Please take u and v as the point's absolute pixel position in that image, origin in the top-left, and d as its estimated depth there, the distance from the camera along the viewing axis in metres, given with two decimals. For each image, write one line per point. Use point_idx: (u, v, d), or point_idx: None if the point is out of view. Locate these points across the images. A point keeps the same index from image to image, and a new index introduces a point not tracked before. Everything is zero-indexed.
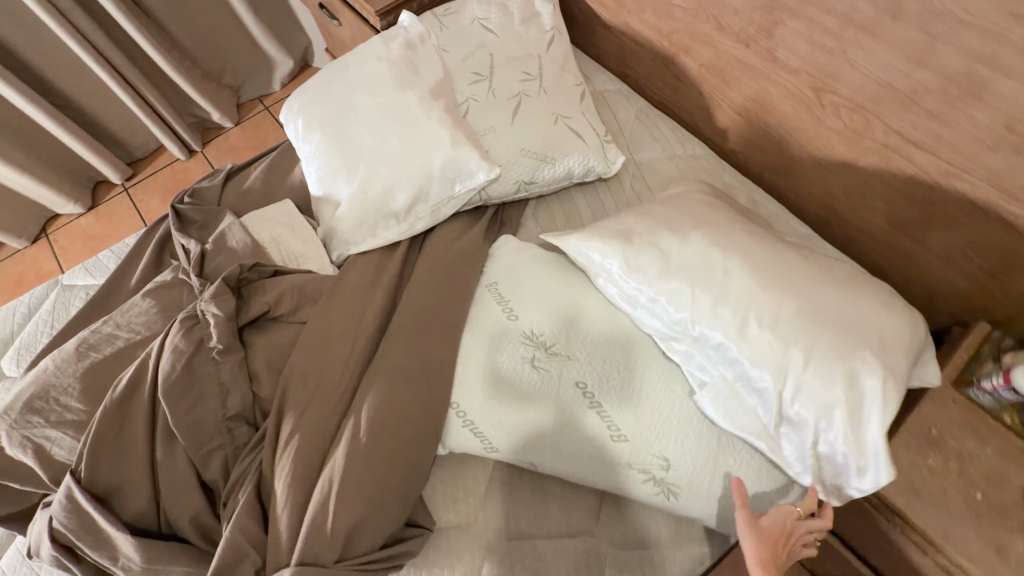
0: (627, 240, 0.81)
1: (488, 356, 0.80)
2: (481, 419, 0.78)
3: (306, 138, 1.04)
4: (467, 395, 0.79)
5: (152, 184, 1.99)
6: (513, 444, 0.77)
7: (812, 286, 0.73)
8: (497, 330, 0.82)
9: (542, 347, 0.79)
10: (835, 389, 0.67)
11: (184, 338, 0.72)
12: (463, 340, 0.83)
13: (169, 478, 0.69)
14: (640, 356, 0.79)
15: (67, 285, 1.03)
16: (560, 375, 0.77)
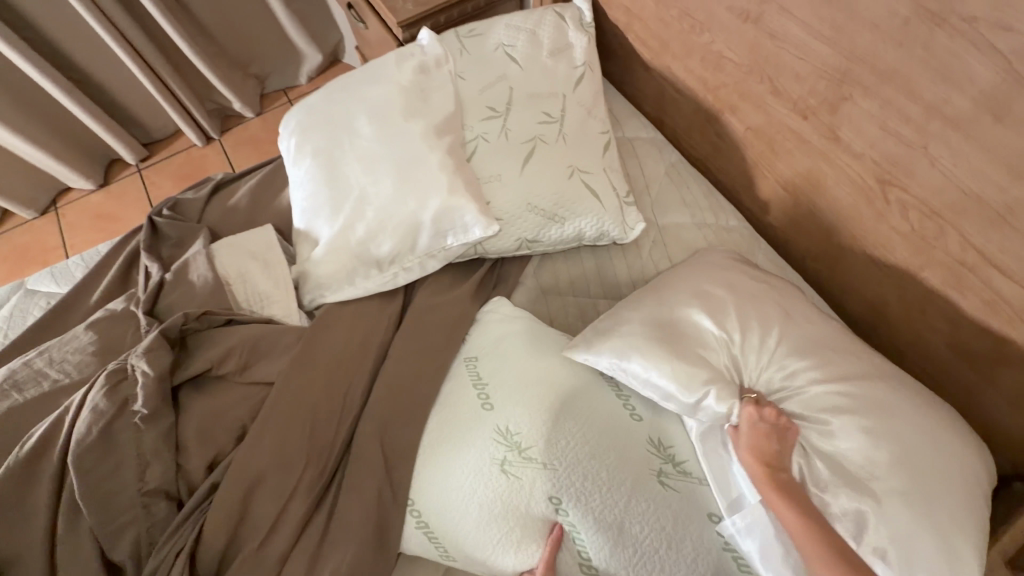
0: (673, 333, 0.71)
1: (454, 447, 0.69)
2: (438, 524, 0.67)
3: (296, 161, 0.95)
4: (426, 492, 0.69)
5: (165, 168, 1.95)
6: (472, 558, 0.67)
7: (897, 412, 0.63)
8: (468, 418, 0.70)
9: (514, 449, 0.66)
10: (926, 554, 0.57)
11: (106, 398, 0.64)
12: (430, 425, 0.72)
13: (66, 560, 0.61)
14: (631, 473, 0.66)
15: (31, 290, 0.97)
16: (531, 487, 0.65)
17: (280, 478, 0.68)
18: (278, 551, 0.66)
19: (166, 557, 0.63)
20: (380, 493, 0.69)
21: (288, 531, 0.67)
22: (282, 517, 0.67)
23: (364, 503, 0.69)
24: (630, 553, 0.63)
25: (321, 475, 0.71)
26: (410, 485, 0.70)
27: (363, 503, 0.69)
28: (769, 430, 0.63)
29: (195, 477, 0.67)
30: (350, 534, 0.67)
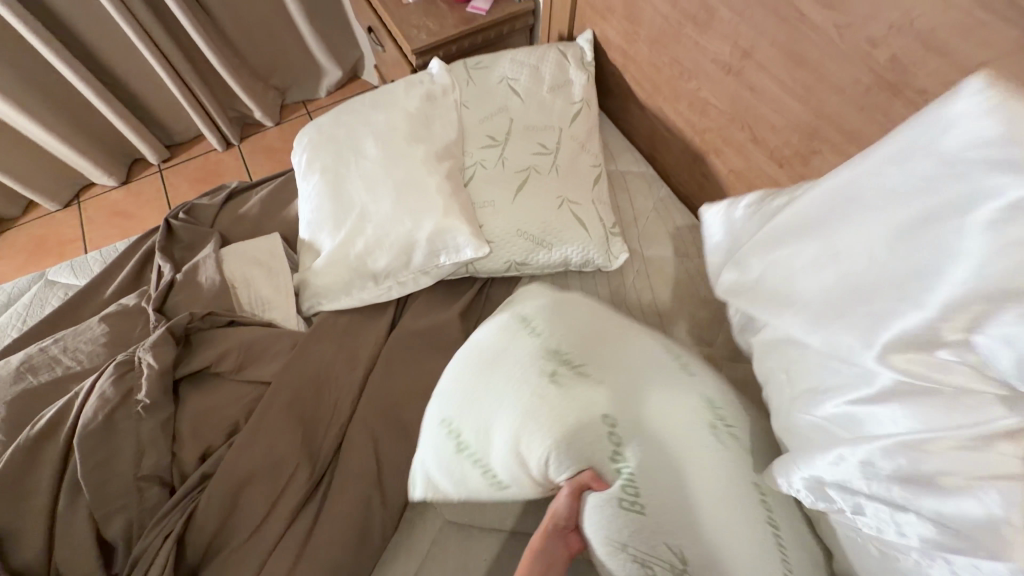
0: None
1: (503, 355, 0.68)
2: (480, 433, 0.65)
3: (306, 176, 1.02)
4: (463, 402, 0.67)
5: (184, 170, 2.04)
6: (510, 470, 0.63)
7: None
8: (513, 344, 0.69)
9: (566, 364, 0.65)
10: None
11: (113, 386, 0.70)
12: (469, 353, 0.72)
13: (65, 534, 0.66)
14: (685, 416, 0.61)
15: (52, 280, 1.04)
16: (582, 398, 0.62)
17: (269, 475, 0.73)
18: (259, 543, 0.70)
19: (155, 540, 0.68)
20: (363, 497, 0.74)
21: (275, 526, 0.71)
22: (270, 511, 0.72)
23: (345, 503, 0.73)
24: (687, 489, 0.56)
25: (311, 475, 0.75)
26: (453, 400, 0.68)
27: (344, 503, 0.73)
28: None
29: (188, 466, 0.72)
30: (330, 534, 0.71)
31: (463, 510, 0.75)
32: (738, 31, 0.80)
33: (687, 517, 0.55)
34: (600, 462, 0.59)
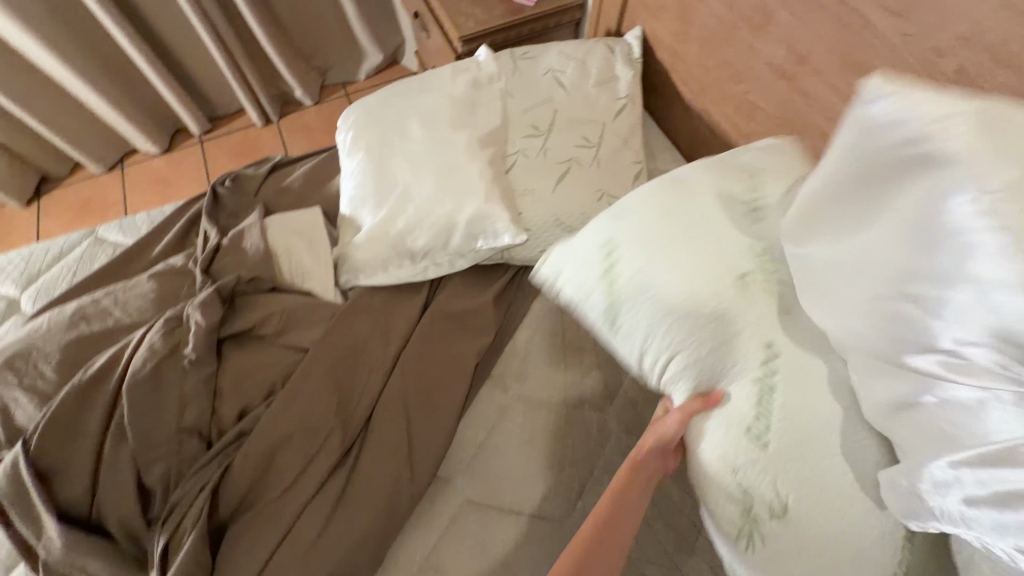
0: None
1: (706, 208, 0.66)
2: (631, 278, 0.65)
3: (350, 153, 1.04)
4: (644, 243, 0.65)
5: (224, 142, 2.09)
6: (640, 328, 0.63)
7: None
8: (721, 217, 0.65)
9: (766, 268, 0.61)
10: None
11: (162, 339, 0.72)
12: (665, 201, 0.68)
13: (108, 476, 0.69)
14: None
15: (100, 238, 1.08)
16: (757, 305, 0.59)
17: (302, 439, 0.76)
18: (290, 502, 0.74)
19: (191, 490, 0.71)
20: (392, 468, 0.79)
21: (308, 488, 0.75)
22: (304, 473, 0.76)
23: (375, 473, 0.79)
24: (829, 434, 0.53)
25: (343, 444, 0.79)
26: (628, 237, 0.67)
27: (374, 474, 0.79)
28: None
29: (226, 423, 0.74)
30: (360, 500, 0.76)
31: (484, 488, 0.83)
32: (795, 34, 0.79)
33: (812, 452, 0.53)
34: (734, 382, 0.58)
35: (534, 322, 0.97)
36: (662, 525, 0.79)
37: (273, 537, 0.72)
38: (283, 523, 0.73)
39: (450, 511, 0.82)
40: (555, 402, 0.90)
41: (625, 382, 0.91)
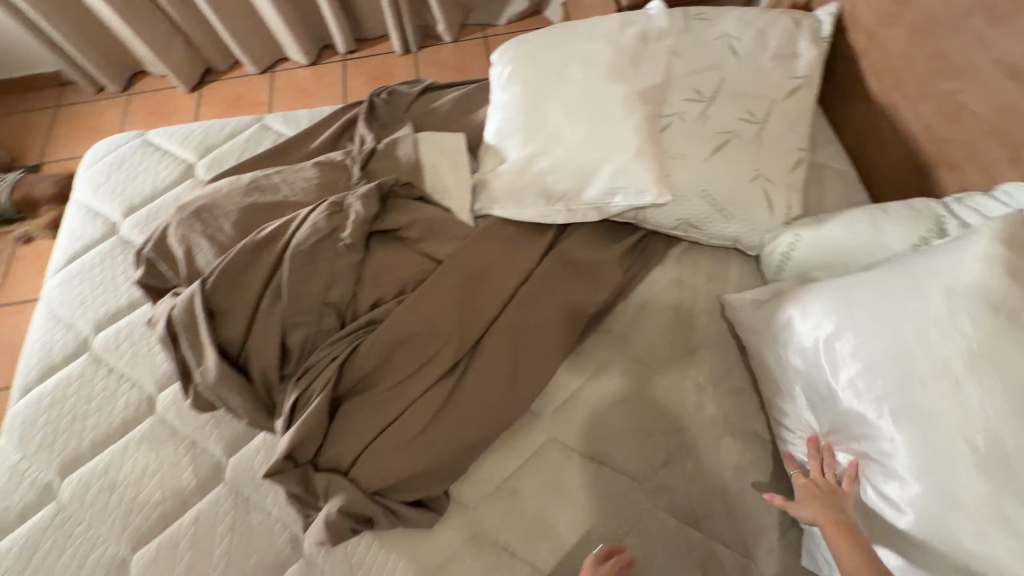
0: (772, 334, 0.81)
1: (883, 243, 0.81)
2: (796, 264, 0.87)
3: (504, 87, 1.06)
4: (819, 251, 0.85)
5: (364, 64, 2.19)
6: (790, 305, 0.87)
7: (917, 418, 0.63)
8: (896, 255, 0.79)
9: None
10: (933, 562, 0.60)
11: (325, 220, 0.79)
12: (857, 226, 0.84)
13: (261, 328, 0.78)
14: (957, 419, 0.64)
15: (266, 125, 1.17)
16: None
17: (421, 343, 0.82)
18: (401, 395, 0.80)
19: (324, 358, 0.78)
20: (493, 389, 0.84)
21: (418, 388, 0.81)
22: (416, 373, 0.81)
23: (476, 391, 0.83)
24: None
25: (454, 356, 0.83)
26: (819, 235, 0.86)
27: (476, 391, 0.83)
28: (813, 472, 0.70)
29: (361, 308, 0.81)
30: (460, 409, 0.82)
31: (573, 433, 0.85)
32: None
33: None
34: None
35: (650, 289, 0.96)
36: (743, 513, 0.79)
37: (381, 421, 0.79)
38: (391, 411, 0.79)
39: (535, 444, 0.85)
40: (657, 370, 0.89)
41: (731, 369, 0.89)
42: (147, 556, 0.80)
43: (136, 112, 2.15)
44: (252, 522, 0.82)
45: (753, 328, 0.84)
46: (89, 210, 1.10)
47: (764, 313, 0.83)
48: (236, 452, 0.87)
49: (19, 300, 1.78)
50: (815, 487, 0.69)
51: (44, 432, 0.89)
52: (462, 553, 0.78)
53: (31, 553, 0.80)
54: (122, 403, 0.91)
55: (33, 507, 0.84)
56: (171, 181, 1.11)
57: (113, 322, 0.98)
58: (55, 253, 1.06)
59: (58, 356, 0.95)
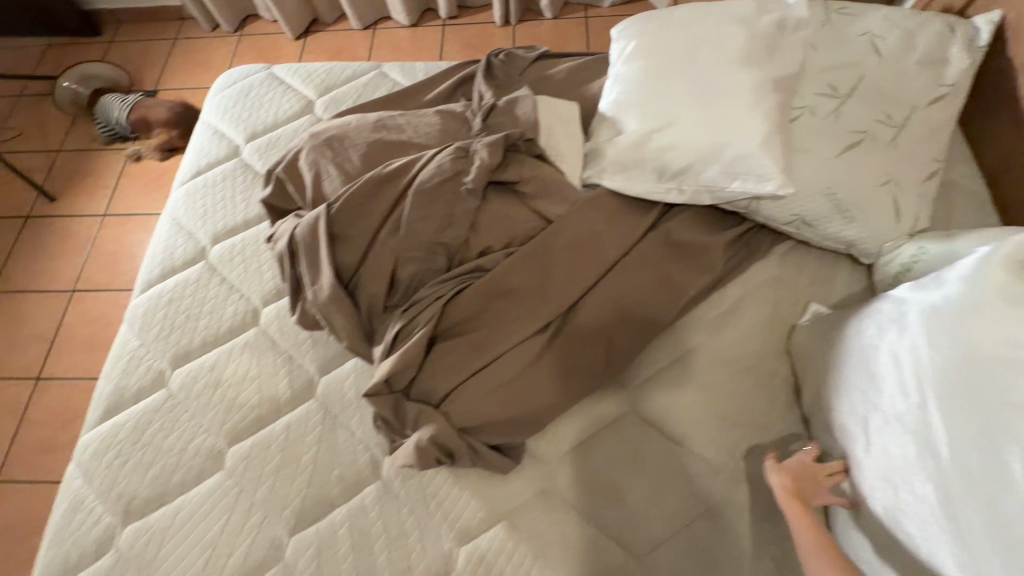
0: (805, 349, 0.84)
1: None
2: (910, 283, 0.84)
3: (626, 61, 1.05)
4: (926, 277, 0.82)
5: (462, 31, 2.21)
6: None
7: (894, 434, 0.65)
8: None
9: None
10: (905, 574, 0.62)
11: (450, 163, 0.81)
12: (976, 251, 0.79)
13: (376, 257, 0.81)
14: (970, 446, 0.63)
15: (384, 73, 1.21)
16: None
17: (521, 296, 0.84)
18: (495, 343, 0.82)
19: (430, 295, 0.81)
20: (582, 353, 0.85)
21: (512, 338, 0.83)
22: (512, 324, 0.84)
23: (566, 351, 0.84)
24: None
25: (550, 315, 0.85)
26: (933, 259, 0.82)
27: (565, 352, 0.85)
28: (802, 472, 0.72)
29: (470, 254, 0.83)
30: (549, 367, 0.83)
31: (653, 410, 0.86)
32: None
33: None
34: None
35: (749, 283, 0.94)
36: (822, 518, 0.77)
37: (474, 363, 0.82)
38: (484, 357, 0.82)
39: (615, 414, 0.86)
40: (745, 364, 0.88)
41: None
42: (242, 452, 0.87)
43: (244, 52, 2.25)
44: (337, 438, 0.87)
45: (802, 352, 0.84)
46: (215, 131, 1.17)
47: (810, 339, 0.83)
48: (328, 372, 0.92)
49: (124, 213, 1.92)
50: (803, 490, 0.71)
51: (162, 325, 0.97)
52: (532, 504, 0.81)
53: (143, 430, 0.88)
54: (231, 311, 0.98)
55: (147, 391, 0.92)
56: (292, 114, 1.17)
57: (229, 237, 1.05)
58: (182, 166, 1.14)
59: (178, 260, 1.03)
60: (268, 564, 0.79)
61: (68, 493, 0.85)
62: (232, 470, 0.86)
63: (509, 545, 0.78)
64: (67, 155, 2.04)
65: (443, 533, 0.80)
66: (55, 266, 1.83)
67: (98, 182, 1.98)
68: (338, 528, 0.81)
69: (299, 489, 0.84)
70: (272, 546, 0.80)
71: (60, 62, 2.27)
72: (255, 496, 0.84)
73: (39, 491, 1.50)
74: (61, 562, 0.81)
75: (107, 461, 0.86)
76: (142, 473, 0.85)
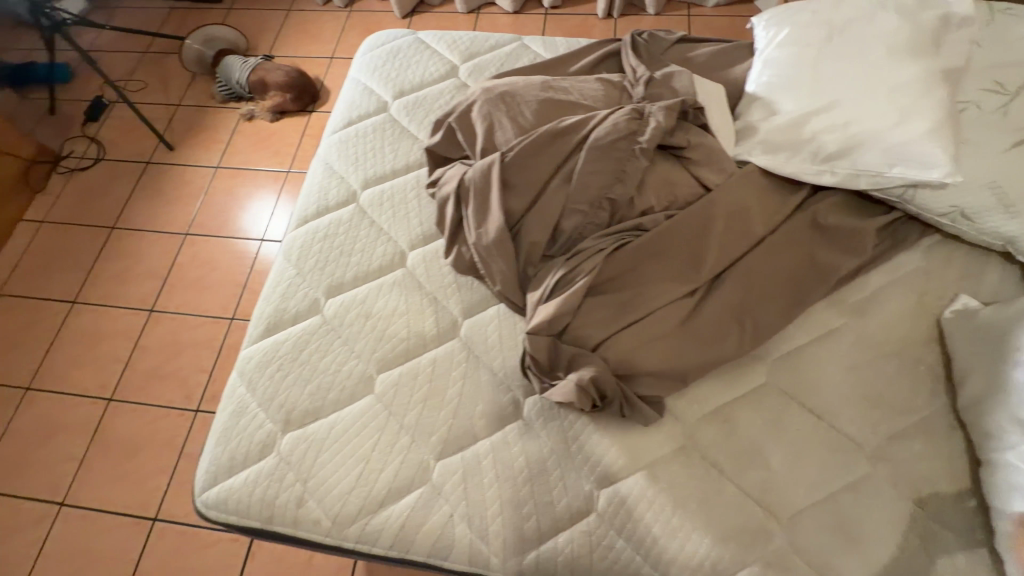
0: (968, 341, 0.84)
1: None
2: None
3: (778, 47, 1.07)
4: None
5: (564, 21, 2.26)
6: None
7: None
8: None
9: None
10: None
11: (625, 123, 0.85)
12: None
13: (545, 206, 0.86)
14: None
15: (526, 45, 1.26)
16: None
17: (677, 258, 0.87)
18: (651, 299, 0.85)
19: (592, 247, 0.85)
20: (730, 320, 0.87)
21: (666, 297, 0.86)
22: (666, 284, 0.86)
23: (715, 316, 0.87)
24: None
25: (702, 280, 0.88)
26: None
27: (714, 316, 0.87)
28: None
29: (632, 213, 0.87)
30: (699, 329, 0.86)
31: (793, 383, 0.87)
32: None
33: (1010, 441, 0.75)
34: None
35: (892, 273, 0.94)
36: (972, 505, 0.77)
37: (629, 317, 0.85)
38: (638, 311, 0.85)
39: (754, 382, 0.88)
40: (888, 349, 0.89)
41: None
42: (391, 379, 0.92)
43: (352, 26, 2.35)
44: (481, 377, 0.92)
45: (960, 348, 0.85)
46: (365, 87, 1.24)
47: (971, 338, 0.84)
48: (472, 315, 0.97)
49: (235, 167, 2.04)
50: None
51: (317, 258, 1.03)
52: (672, 458, 0.83)
53: (301, 349, 0.95)
54: (381, 251, 1.04)
55: (304, 315, 0.98)
56: (438, 77, 1.23)
57: (378, 184, 1.11)
58: (334, 116, 1.22)
59: (332, 201, 1.10)
60: (417, 483, 0.84)
61: (232, 399, 0.92)
62: (382, 394, 0.91)
63: (649, 494, 0.80)
64: (186, 109, 2.17)
65: (583, 475, 0.83)
66: (172, 210, 1.96)
67: (213, 136, 2.11)
68: (482, 458, 0.85)
69: (445, 419, 0.88)
70: (420, 467, 0.85)
71: (183, 23, 2.43)
72: (404, 420, 0.89)
73: (149, 412, 1.61)
74: (227, 458, 0.88)
75: (269, 373, 0.93)
76: (300, 388, 0.92)
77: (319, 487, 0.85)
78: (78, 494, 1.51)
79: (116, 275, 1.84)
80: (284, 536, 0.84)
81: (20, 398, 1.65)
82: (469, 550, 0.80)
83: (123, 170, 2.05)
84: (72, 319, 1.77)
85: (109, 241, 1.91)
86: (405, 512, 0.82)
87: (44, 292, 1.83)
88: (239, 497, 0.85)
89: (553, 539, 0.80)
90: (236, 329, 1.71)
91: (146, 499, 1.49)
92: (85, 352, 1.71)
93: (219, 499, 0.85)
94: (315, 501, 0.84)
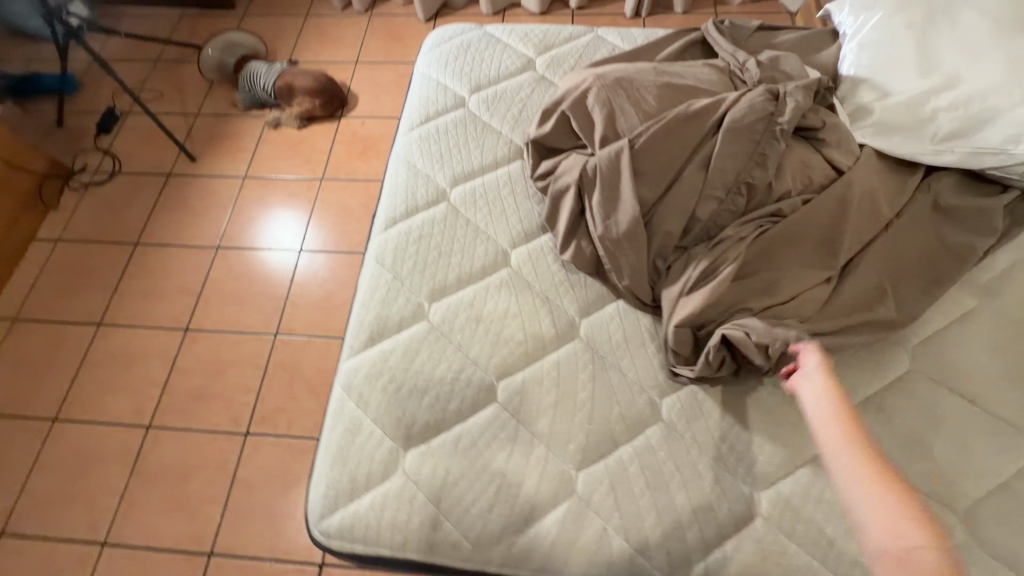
0: None
1: None
2: None
3: (877, 27, 1.05)
4: None
5: (592, 20, 2.25)
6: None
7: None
8: None
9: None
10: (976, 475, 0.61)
11: (761, 104, 0.82)
12: None
13: (680, 193, 0.82)
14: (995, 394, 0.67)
15: (601, 36, 1.23)
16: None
17: (815, 243, 0.84)
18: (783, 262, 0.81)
19: (732, 234, 0.82)
20: (872, 305, 0.84)
21: (809, 283, 0.82)
22: (807, 270, 0.83)
23: (855, 301, 0.84)
24: None
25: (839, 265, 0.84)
26: None
27: (854, 303, 0.83)
28: None
29: (768, 197, 0.83)
30: (842, 317, 0.82)
31: (938, 367, 0.84)
32: None
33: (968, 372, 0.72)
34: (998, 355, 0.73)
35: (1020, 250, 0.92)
36: None
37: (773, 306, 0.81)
38: (784, 298, 0.81)
39: (899, 370, 0.85)
40: None
41: None
42: (515, 385, 0.86)
43: (375, 31, 2.30)
44: (612, 377, 0.86)
45: None
46: (437, 82, 1.19)
47: None
48: (590, 313, 0.92)
49: (264, 175, 1.95)
50: None
51: (415, 259, 0.97)
52: None
53: (412, 357, 0.88)
54: (481, 251, 0.98)
55: (409, 321, 0.92)
56: (514, 71, 1.19)
57: (468, 181, 1.06)
58: (408, 113, 1.17)
59: (421, 200, 1.03)
60: (562, 497, 0.78)
61: (341, 416, 0.84)
62: (507, 402, 0.85)
63: (813, 491, 0.76)
64: (206, 118, 2.08)
65: (739, 476, 0.78)
66: (200, 222, 1.86)
67: (237, 144, 2.02)
68: (628, 464, 0.79)
69: (581, 425, 0.82)
70: (563, 478, 0.79)
71: (194, 31, 2.34)
72: (536, 428, 0.82)
73: (194, 438, 1.50)
74: (347, 481, 0.80)
75: (381, 385, 0.86)
76: (418, 400, 0.85)
77: (454, 507, 0.77)
78: (122, 532, 1.38)
79: (144, 293, 1.73)
80: (420, 563, 0.77)
81: (47, 431, 1.52)
82: (630, 565, 0.74)
83: (143, 184, 1.95)
84: (99, 342, 1.65)
85: (134, 258, 1.80)
86: (555, 528, 0.76)
87: (65, 314, 1.70)
88: (367, 523, 0.77)
89: (719, 548, 0.74)
90: (280, 344, 1.62)
91: (199, 532, 1.38)
92: (116, 376, 1.60)
93: (344, 526, 0.78)
94: (452, 523, 0.77)
